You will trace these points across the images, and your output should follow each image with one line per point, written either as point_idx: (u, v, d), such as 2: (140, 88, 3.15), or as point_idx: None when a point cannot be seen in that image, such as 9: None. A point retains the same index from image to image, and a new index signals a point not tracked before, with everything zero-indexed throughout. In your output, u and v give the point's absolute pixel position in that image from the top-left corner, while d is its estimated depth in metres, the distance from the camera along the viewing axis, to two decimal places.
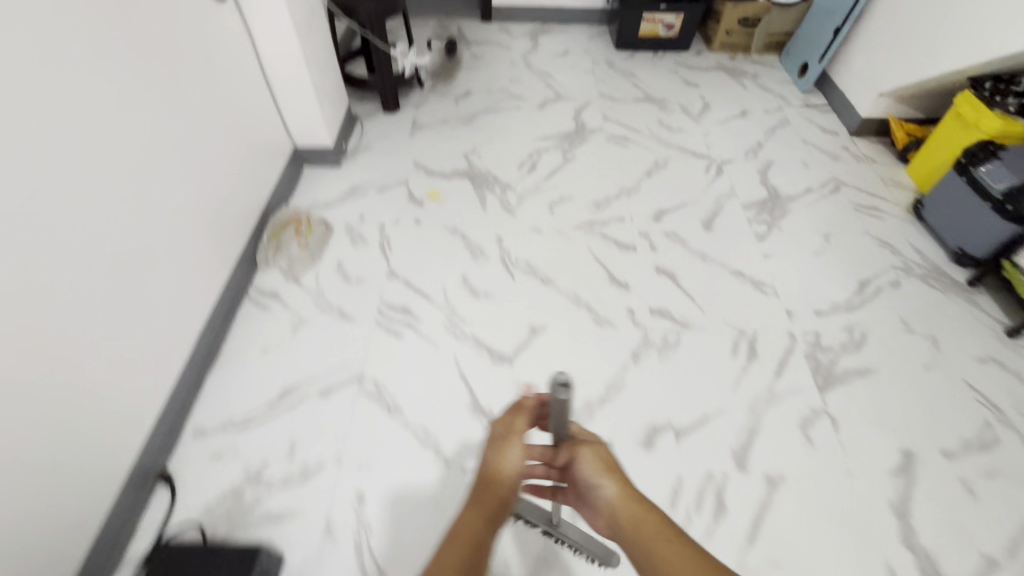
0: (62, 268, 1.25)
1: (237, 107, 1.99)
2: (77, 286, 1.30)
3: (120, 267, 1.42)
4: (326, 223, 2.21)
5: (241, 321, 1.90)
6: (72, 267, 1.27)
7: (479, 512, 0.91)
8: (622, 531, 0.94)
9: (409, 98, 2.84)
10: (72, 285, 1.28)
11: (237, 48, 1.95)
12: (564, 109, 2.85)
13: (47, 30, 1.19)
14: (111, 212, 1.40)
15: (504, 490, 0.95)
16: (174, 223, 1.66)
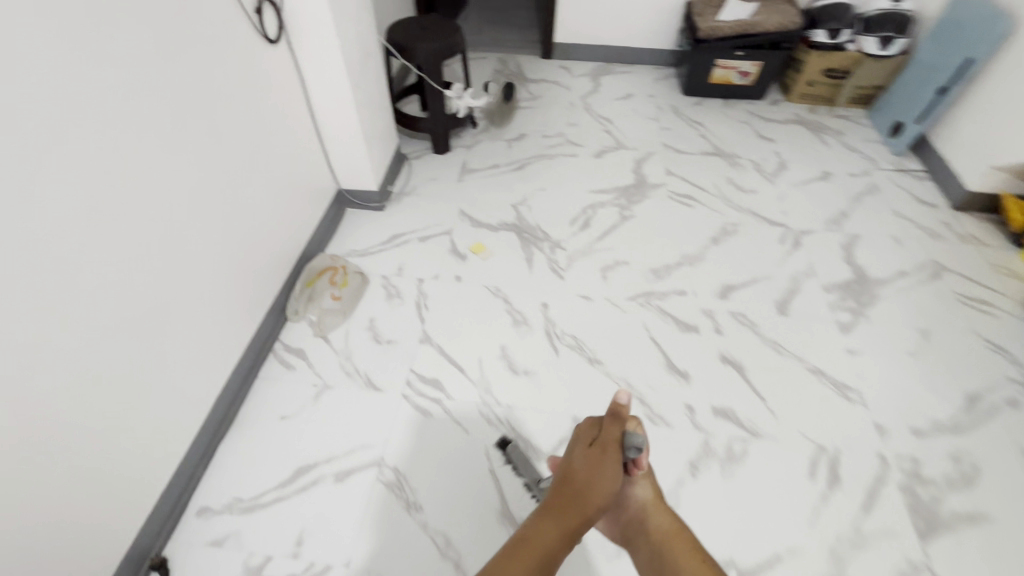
0: (70, 348, 1.14)
1: (282, 152, 1.89)
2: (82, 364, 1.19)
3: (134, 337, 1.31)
4: (363, 273, 2.08)
5: (263, 380, 1.78)
6: (78, 345, 1.16)
7: (562, 528, 1.14)
8: (653, 539, 1.26)
9: (460, 139, 2.71)
10: (77, 365, 1.16)
11: (286, 92, 1.85)
12: (624, 160, 2.65)
13: (81, 91, 1.09)
14: (131, 277, 1.29)
15: (589, 507, 1.18)
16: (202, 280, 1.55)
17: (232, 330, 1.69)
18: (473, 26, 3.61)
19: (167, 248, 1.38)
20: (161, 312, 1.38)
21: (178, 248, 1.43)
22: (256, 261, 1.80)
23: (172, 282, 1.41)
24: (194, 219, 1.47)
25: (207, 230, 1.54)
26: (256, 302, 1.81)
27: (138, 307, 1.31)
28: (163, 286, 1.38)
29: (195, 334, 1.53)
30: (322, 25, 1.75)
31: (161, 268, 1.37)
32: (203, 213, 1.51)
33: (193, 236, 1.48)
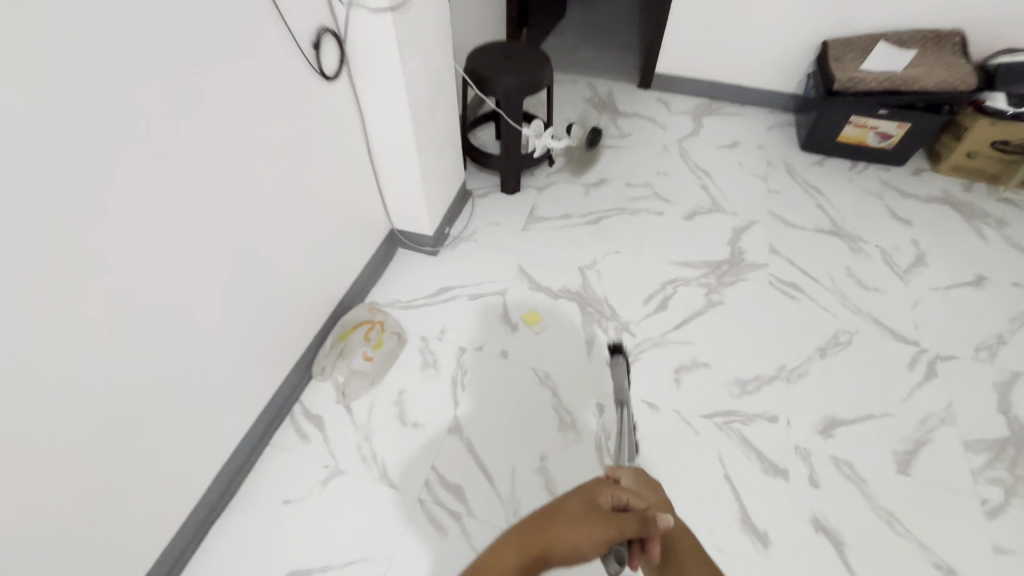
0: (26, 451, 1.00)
1: (328, 196, 1.70)
2: (49, 462, 1.05)
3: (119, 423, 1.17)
4: (400, 330, 1.86)
5: (275, 450, 1.61)
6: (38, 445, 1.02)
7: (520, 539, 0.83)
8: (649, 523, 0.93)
9: (533, 178, 2.43)
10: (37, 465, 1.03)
11: (340, 131, 1.65)
12: (718, 226, 2.25)
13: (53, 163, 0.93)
14: (121, 358, 1.15)
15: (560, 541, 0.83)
16: (213, 347, 1.40)
17: (245, 395, 1.54)
18: (566, 43, 3.28)
19: (165, 318, 1.23)
20: (150, 389, 1.24)
21: (180, 317, 1.27)
22: (284, 316, 1.63)
23: (167, 355, 1.26)
24: (206, 283, 1.32)
25: (223, 290, 1.38)
26: (279, 361, 1.65)
27: (119, 389, 1.16)
28: (155, 361, 1.23)
29: (196, 405, 1.38)
30: (384, 63, 1.53)
31: (153, 342, 1.22)
32: (218, 275, 1.35)
33: (204, 301, 1.32)
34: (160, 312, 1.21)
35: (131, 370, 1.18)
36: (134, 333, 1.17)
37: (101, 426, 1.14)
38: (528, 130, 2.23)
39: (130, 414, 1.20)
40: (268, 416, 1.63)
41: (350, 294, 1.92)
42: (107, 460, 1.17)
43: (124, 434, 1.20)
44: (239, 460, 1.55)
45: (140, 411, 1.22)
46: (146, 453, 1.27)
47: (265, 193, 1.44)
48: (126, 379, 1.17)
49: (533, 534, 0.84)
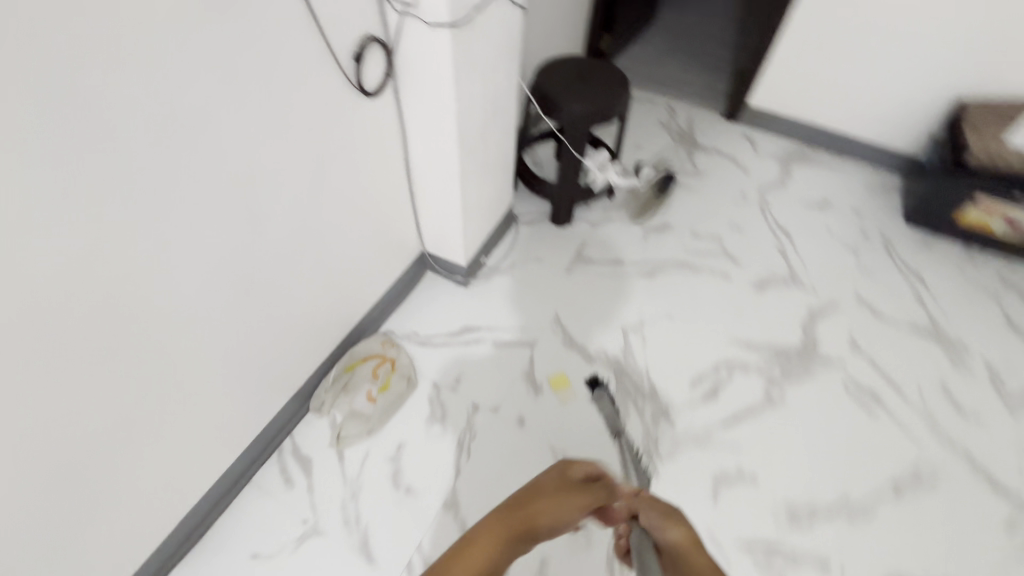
0: None
1: (357, 219, 1.51)
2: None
3: (77, 476, 1.02)
4: (412, 373, 1.68)
5: (259, 492, 1.46)
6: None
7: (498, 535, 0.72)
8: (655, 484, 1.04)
9: (587, 212, 2.17)
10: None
11: (377, 149, 1.44)
12: (792, 303, 1.94)
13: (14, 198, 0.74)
14: (86, 410, 0.98)
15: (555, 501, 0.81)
16: (203, 388, 1.23)
17: (234, 434, 1.38)
18: (648, 54, 2.95)
19: (150, 364, 1.07)
20: (123, 439, 1.09)
21: (168, 361, 1.11)
22: (289, 348, 1.47)
23: (149, 402, 1.10)
24: (203, 322, 1.15)
25: (221, 325, 1.21)
26: (278, 395, 1.49)
27: (84, 443, 1.01)
28: (133, 410, 1.08)
29: (177, 450, 1.23)
30: (434, 82, 1.31)
31: (132, 390, 1.06)
32: (218, 312, 1.18)
33: (198, 342, 1.16)
34: (144, 358, 1.05)
35: (102, 422, 1.02)
36: (109, 384, 1.01)
37: (59, 483, 1.00)
38: (591, 160, 1.97)
39: (96, 468, 1.06)
40: (257, 453, 1.48)
41: (366, 321, 1.74)
42: (60, 515, 1.03)
43: (87, 489, 1.05)
44: (217, 500, 1.41)
45: (108, 463, 1.07)
46: (111, 505, 1.12)
47: (284, 220, 1.25)
48: (94, 432, 1.02)
49: (515, 513, 0.77)
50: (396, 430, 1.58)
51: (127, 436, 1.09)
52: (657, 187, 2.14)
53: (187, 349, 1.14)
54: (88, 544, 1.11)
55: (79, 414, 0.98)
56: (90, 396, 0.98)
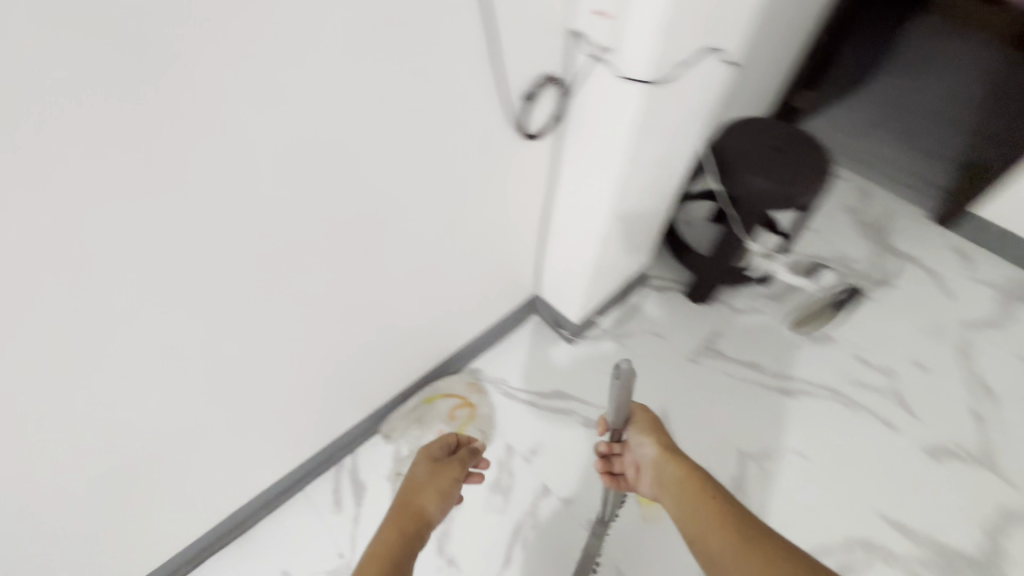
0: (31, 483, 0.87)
1: (475, 258, 1.38)
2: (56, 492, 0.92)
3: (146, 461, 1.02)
4: (489, 427, 1.55)
5: (307, 504, 1.42)
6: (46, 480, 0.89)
7: (393, 529, 1.12)
8: (666, 483, 1.17)
9: (729, 296, 1.87)
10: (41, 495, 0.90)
11: (521, 190, 1.29)
12: (973, 491, 1.49)
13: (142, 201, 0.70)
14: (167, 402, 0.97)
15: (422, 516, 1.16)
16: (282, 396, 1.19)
17: (299, 443, 1.35)
18: (852, 121, 2.49)
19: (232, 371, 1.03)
20: (190, 434, 1.07)
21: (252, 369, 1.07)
22: (374, 372, 1.39)
23: (222, 403, 1.07)
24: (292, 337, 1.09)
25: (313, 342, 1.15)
26: (350, 414, 1.42)
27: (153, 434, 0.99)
28: (206, 408, 1.05)
29: (240, 449, 1.21)
30: (605, 139, 1.13)
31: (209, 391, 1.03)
32: (310, 331, 1.12)
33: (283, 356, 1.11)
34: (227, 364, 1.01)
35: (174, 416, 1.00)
36: (188, 384, 0.98)
37: (124, 466, 0.99)
38: (756, 243, 1.65)
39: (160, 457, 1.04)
40: (316, 464, 1.43)
41: (457, 355, 1.63)
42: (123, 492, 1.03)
43: (147, 475, 1.05)
44: (267, 501, 1.38)
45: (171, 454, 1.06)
46: (167, 491, 1.12)
47: (403, 252, 1.16)
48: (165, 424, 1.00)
49: (407, 512, 1.15)
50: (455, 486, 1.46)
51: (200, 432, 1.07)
52: (836, 300, 1.73)
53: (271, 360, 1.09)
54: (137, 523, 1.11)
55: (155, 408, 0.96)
56: (167, 393, 0.96)
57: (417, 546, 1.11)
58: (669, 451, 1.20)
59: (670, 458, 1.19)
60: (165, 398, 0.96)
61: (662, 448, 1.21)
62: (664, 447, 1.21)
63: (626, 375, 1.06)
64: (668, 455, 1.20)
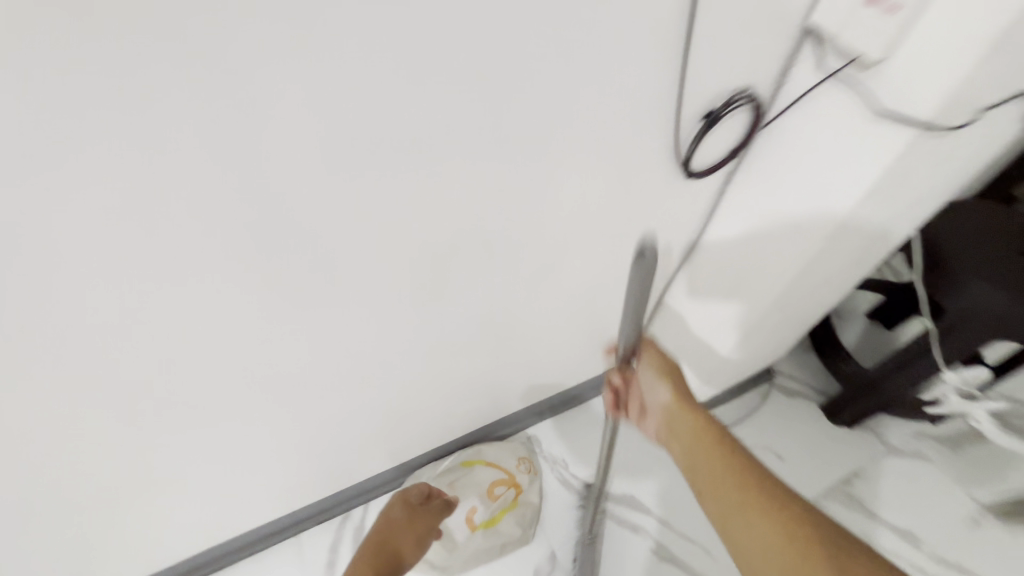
0: None
1: (571, 318, 1.05)
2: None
3: (106, 491, 0.78)
4: (534, 519, 1.22)
5: (297, 560, 1.16)
6: None
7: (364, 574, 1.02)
8: (679, 436, 0.84)
9: (889, 430, 1.39)
10: None
11: (658, 241, 0.94)
12: None
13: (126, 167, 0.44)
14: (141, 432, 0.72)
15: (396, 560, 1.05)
16: (296, 439, 0.93)
17: (303, 488, 1.09)
18: None
19: (229, 409, 0.77)
20: (166, 471, 0.82)
21: (257, 408, 0.81)
22: (412, 426, 1.10)
23: (212, 443, 0.82)
24: (316, 380, 0.82)
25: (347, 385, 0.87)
26: (371, 464, 1.15)
27: (115, 468, 0.75)
28: (190, 446, 0.80)
29: (229, 492, 0.95)
30: (818, 196, 0.78)
31: (196, 428, 0.77)
32: (341, 374, 0.84)
33: (300, 398, 0.84)
34: (224, 400, 0.75)
35: (145, 451, 0.76)
36: (169, 417, 0.73)
37: (72, 495, 0.75)
38: (956, 378, 1.18)
39: (123, 492, 0.81)
40: (318, 511, 1.17)
41: (518, 416, 1.30)
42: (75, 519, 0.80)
43: (105, 509, 0.82)
44: (253, 542, 1.14)
45: (138, 490, 0.82)
46: (131, 525, 0.89)
47: (481, 299, 0.85)
48: (132, 458, 0.76)
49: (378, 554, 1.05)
50: None
51: (183, 466, 0.83)
52: None
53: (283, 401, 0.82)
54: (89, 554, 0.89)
55: (119, 440, 0.71)
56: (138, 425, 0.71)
57: None
58: (686, 390, 0.87)
59: (669, 374, 0.88)
60: (135, 430, 0.71)
61: (666, 371, 0.88)
62: (662, 366, 0.88)
63: (630, 339, 0.65)
64: (668, 375, 0.88)
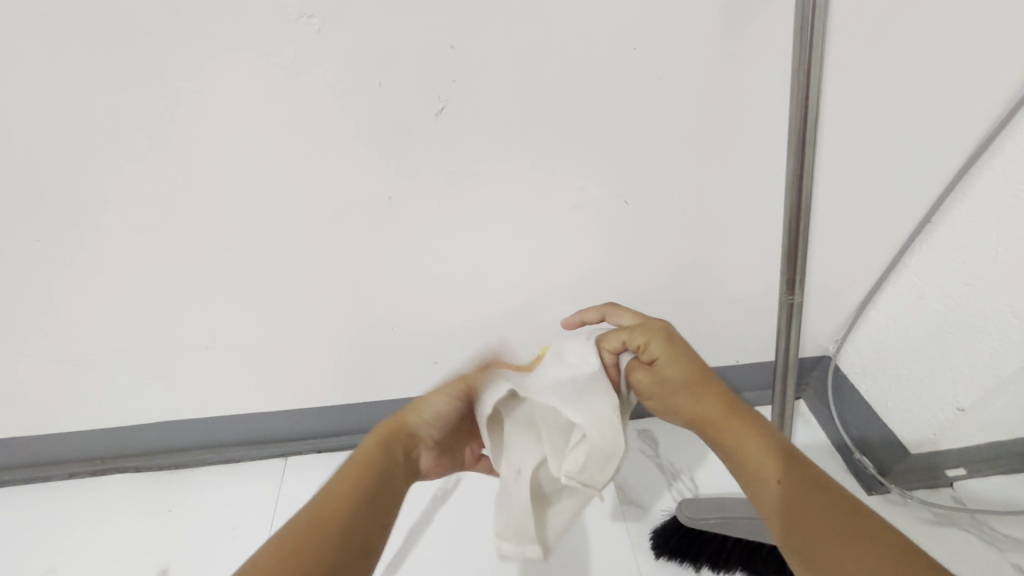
0: None
1: (777, 177, 0.59)
2: None
3: (68, 188, 0.54)
4: (679, 492, 0.76)
5: (270, 489, 0.79)
6: None
7: (363, 484, 0.46)
8: (723, 431, 0.50)
9: None
10: None
11: (998, 18, 0.52)
12: None
13: None
14: (122, 75, 0.48)
15: (401, 441, 0.51)
16: (314, 247, 0.61)
17: (306, 370, 0.74)
18: None
19: (236, 96, 0.49)
20: (116, 204, 0.55)
21: (245, 123, 0.51)
22: (472, 323, 0.70)
23: (182, 173, 0.54)
24: (361, 103, 0.50)
25: (408, 161, 0.54)
26: (401, 378, 0.76)
27: (45, 146, 0.51)
28: (150, 160, 0.53)
29: (204, 309, 0.66)
30: None
31: (158, 119, 0.50)
32: (376, 108, 0.51)
33: (311, 136, 0.52)
34: (196, 68, 0.48)
35: (82, 129, 0.50)
36: (115, 62, 0.47)
37: (29, 168, 0.52)
38: None
39: (53, 213, 0.55)
40: (320, 429, 0.81)
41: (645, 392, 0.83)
42: (28, 233, 0.56)
43: (29, 235, 0.57)
44: (232, 438, 0.81)
45: (79, 222, 0.56)
46: (71, 301, 0.63)
47: (631, 14, 0.47)
48: (67, 136, 0.51)
49: (387, 448, 0.50)
50: (562, 543, 0.72)
51: (160, 202, 0.56)
52: None
53: (290, 130, 0.52)
54: (14, 327, 0.64)
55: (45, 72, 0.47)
56: (73, 51, 0.46)
57: (352, 522, 0.43)
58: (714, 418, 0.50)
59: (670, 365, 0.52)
60: (66, 63, 0.46)
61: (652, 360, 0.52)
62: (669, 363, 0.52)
63: (816, 103, 0.46)
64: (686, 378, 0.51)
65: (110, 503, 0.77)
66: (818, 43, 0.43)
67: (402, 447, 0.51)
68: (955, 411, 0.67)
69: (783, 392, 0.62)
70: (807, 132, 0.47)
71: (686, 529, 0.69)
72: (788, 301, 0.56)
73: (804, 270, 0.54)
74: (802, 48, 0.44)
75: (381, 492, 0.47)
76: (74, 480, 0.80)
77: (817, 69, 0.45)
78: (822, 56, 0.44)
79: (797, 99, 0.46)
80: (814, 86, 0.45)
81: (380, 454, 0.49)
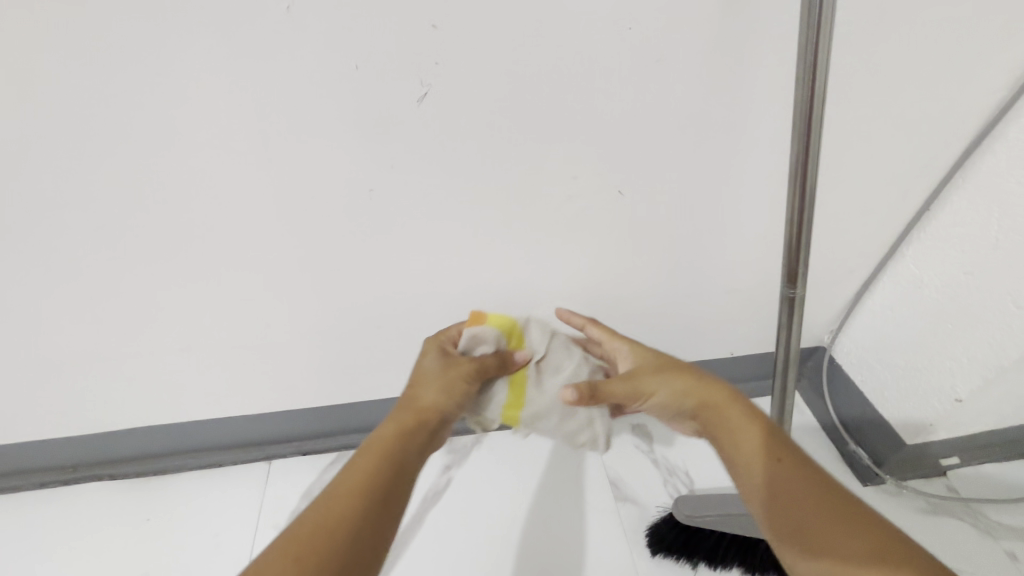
0: None
1: (777, 163, 0.57)
2: None
3: (21, 185, 0.50)
4: (674, 488, 0.75)
5: (253, 494, 0.76)
6: None
7: (375, 478, 0.43)
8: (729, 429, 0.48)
9: None
10: None
11: None
12: None
13: None
14: (73, 57, 0.43)
15: (422, 428, 0.48)
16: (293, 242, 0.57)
17: (289, 370, 0.71)
18: None
19: (203, 81, 0.46)
20: (76, 200, 0.51)
21: (211, 111, 0.47)
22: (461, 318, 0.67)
23: (146, 164, 0.50)
24: (339, 86, 0.47)
25: (391, 150, 0.51)
26: (389, 376, 0.73)
27: None
28: (111, 153, 0.49)
29: (176, 310, 0.62)
30: None
31: (116, 108, 0.46)
32: (355, 92, 0.47)
33: (286, 123, 0.49)
34: (156, 50, 0.44)
35: (30, 119, 0.46)
36: (65, 42, 0.43)
37: None
38: None
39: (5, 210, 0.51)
40: (305, 430, 0.79)
41: None
42: None
43: None
44: (212, 442, 0.77)
45: (36, 221, 0.52)
46: (30, 304, 0.59)
47: None
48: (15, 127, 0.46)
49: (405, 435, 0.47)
50: (556, 543, 0.70)
51: (124, 196, 0.52)
52: None
53: (263, 116, 0.48)
54: None
55: None
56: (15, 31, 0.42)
57: (365, 522, 0.40)
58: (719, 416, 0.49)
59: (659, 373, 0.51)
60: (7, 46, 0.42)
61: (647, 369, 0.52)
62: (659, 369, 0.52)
63: (823, 84, 0.43)
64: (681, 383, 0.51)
65: (85, 513, 0.74)
66: (827, 19, 0.41)
67: (424, 434, 0.48)
68: (953, 401, 0.67)
69: (782, 385, 0.61)
70: (813, 115, 0.45)
71: (682, 526, 0.68)
72: (789, 292, 0.54)
73: (806, 261, 0.52)
74: (809, 26, 0.41)
75: (398, 485, 0.44)
76: (46, 490, 0.76)
77: (825, 47, 0.42)
78: (831, 34, 0.41)
79: (802, 81, 0.44)
80: (822, 65, 0.43)
81: (396, 443, 0.46)
